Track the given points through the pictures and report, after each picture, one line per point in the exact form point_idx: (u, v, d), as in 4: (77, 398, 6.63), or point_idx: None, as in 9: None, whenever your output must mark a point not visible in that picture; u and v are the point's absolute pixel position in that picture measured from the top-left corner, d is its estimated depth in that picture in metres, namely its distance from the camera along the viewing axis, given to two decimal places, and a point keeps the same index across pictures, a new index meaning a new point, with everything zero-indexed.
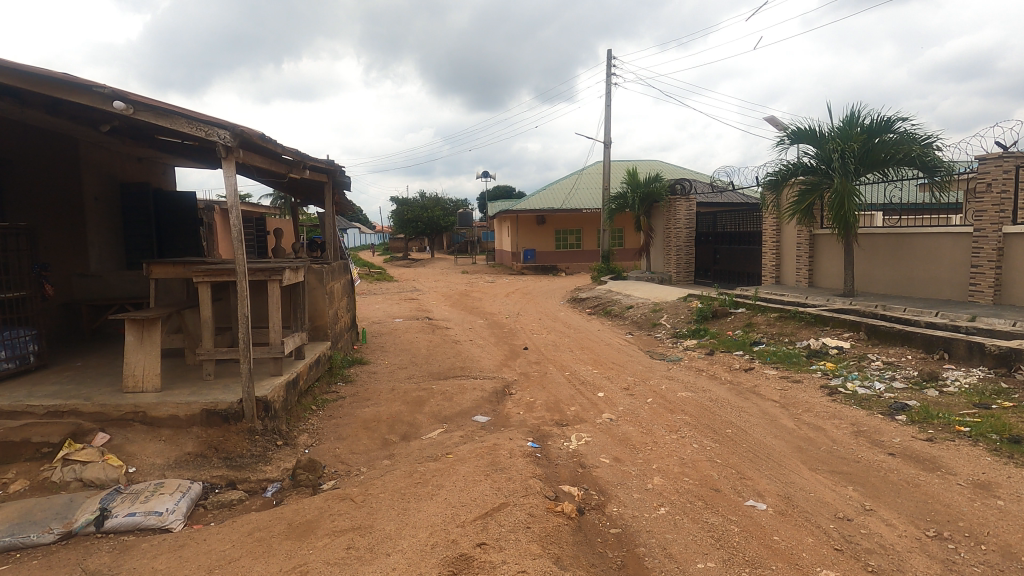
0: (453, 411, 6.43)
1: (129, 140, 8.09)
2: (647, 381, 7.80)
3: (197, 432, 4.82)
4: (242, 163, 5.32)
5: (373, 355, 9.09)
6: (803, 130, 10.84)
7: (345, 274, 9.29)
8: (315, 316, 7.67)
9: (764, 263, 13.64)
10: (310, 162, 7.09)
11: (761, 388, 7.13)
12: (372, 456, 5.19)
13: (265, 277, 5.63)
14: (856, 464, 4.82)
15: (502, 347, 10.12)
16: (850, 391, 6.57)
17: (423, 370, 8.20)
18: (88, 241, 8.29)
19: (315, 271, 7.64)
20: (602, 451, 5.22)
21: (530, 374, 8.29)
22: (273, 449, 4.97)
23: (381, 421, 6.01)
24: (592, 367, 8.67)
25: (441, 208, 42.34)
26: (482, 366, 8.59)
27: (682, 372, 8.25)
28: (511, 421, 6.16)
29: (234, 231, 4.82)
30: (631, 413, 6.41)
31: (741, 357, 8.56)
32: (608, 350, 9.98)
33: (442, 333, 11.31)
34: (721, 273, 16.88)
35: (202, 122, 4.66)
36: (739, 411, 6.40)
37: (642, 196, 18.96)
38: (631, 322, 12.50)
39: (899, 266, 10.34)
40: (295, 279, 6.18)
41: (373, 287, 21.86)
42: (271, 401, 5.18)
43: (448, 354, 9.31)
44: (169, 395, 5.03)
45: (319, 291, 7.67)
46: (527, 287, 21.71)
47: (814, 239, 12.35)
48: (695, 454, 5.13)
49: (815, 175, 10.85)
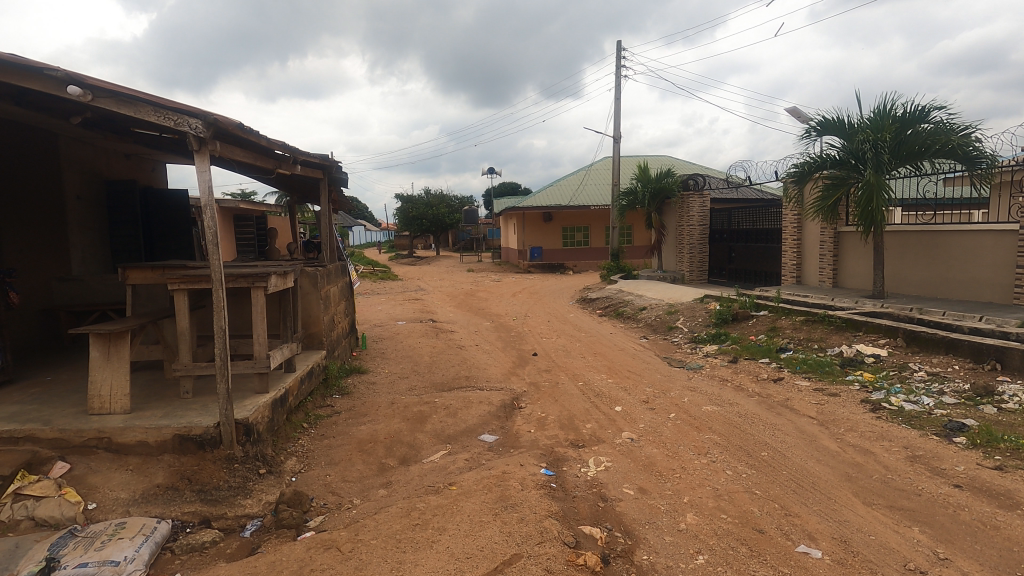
0: (457, 429, 5.85)
1: (111, 135, 7.51)
2: (668, 393, 7.19)
3: (168, 461, 4.28)
4: (220, 156, 4.75)
5: (373, 363, 8.54)
6: (829, 121, 10.17)
7: (343, 276, 8.74)
8: (309, 324, 7.13)
9: (784, 262, 12.99)
10: (302, 157, 6.52)
11: (795, 402, 6.50)
12: (366, 486, 4.63)
13: (248, 284, 5.06)
14: (917, 498, 4.21)
15: (509, 353, 9.54)
16: (896, 407, 5.94)
17: (425, 380, 7.63)
18: (70, 243, 7.82)
19: (309, 275, 7.08)
20: (625, 481, 4.63)
21: (540, 384, 7.70)
22: (255, 479, 4.42)
23: (378, 442, 5.45)
24: (607, 376, 8.07)
25: (447, 205, 41.80)
26: (489, 375, 8.01)
27: (705, 382, 7.64)
28: (521, 441, 5.59)
29: (208, 234, 4.25)
30: (653, 431, 5.81)
31: (768, 366, 7.94)
32: (623, 356, 9.37)
33: (446, 337, 10.74)
34: (737, 271, 16.22)
35: (168, 110, 4.08)
36: (773, 430, 5.78)
37: (654, 192, 18.31)
38: (645, 325, 11.88)
39: (934, 266, 9.67)
40: (284, 285, 5.61)
41: (377, 287, 21.37)
42: (253, 424, 4.62)
43: (452, 361, 8.74)
44: (138, 418, 4.49)
45: (313, 296, 7.13)
46: (535, 286, 21.12)
47: (839, 237, 11.69)
48: (730, 484, 4.55)
49: (842, 169, 10.19)
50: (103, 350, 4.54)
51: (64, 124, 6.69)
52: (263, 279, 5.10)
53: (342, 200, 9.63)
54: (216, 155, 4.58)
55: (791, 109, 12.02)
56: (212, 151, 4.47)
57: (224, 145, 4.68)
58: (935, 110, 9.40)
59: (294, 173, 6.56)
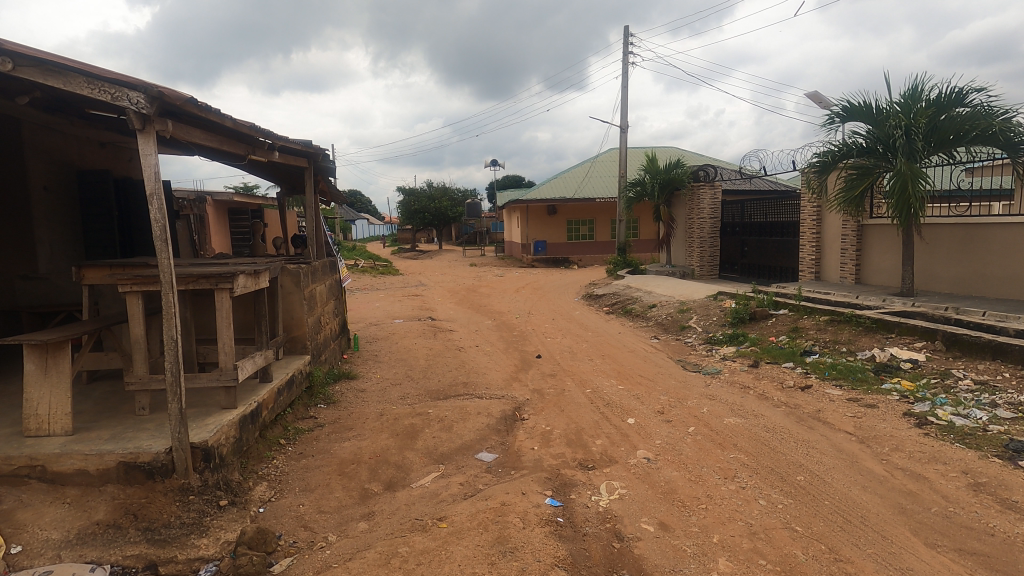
0: (452, 446, 5.24)
1: (77, 119, 6.90)
2: (685, 402, 6.54)
3: (110, 493, 3.66)
4: (175, 137, 4.11)
5: (364, 367, 7.95)
6: (856, 105, 9.46)
7: (332, 273, 8.14)
8: (292, 326, 6.53)
9: (802, 257, 12.30)
10: (280, 143, 5.89)
11: (828, 414, 5.84)
12: (344, 519, 4.01)
13: (211, 285, 4.44)
14: (990, 540, 3.56)
15: (512, 355, 8.91)
16: (944, 421, 5.29)
17: (420, 387, 7.02)
18: (38, 238, 7.21)
19: (290, 273, 6.47)
20: (643, 514, 3.99)
21: (544, 391, 7.07)
22: (213, 513, 3.80)
23: (361, 463, 4.83)
24: (617, 382, 7.42)
25: (450, 198, 41.06)
26: (489, 381, 7.38)
27: (725, 389, 6.98)
28: (523, 461, 4.98)
29: (155, 228, 3.62)
30: (672, 449, 5.17)
31: (793, 371, 7.29)
32: (633, 359, 8.73)
33: (445, 337, 10.13)
34: (750, 266, 15.54)
35: (106, 83, 3.46)
36: (807, 448, 5.12)
37: (662, 184, 17.53)
38: (655, 324, 11.24)
39: (968, 262, 8.98)
40: (257, 285, 5.00)
41: (376, 282, 20.76)
42: (214, 448, 3.99)
43: (449, 364, 8.13)
44: (80, 441, 3.88)
45: (296, 296, 6.52)
46: (538, 281, 20.48)
47: (862, 230, 11.00)
48: (765, 518, 3.92)
49: (869, 158, 9.49)
50: (39, 362, 3.93)
51: (23, 108, 6.05)
52: (230, 279, 4.48)
53: (333, 192, 9.03)
54: (169, 136, 3.95)
55: (811, 95, 11.28)
56: (162, 131, 3.83)
57: (178, 125, 4.04)
58: (973, 93, 8.68)
59: (272, 160, 5.94)
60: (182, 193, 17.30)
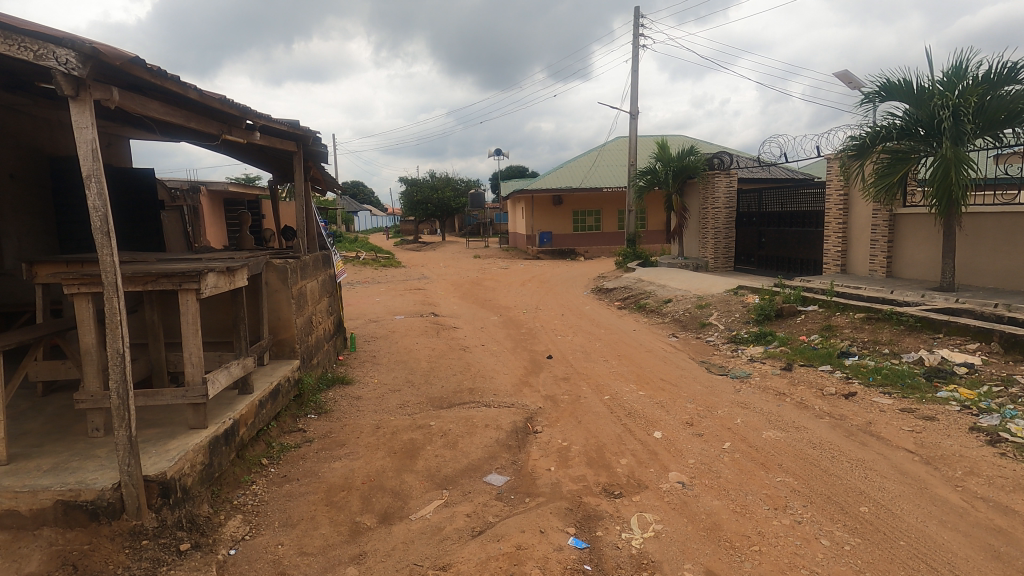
0: (458, 467, 4.59)
1: (40, 98, 6.24)
2: (715, 412, 5.87)
3: (45, 539, 3.03)
4: (124, 109, 3.44)
5: (361, 370, 7.32)
6: (895, 83, 8.70)
7: (327, 268, 7.49)
8: (280, 328, 5.89)
9: (826, 248, 11.59)
10: (261, 122, 5.21)
11: (881, 428, 5.18)
12: (330, 563, 3.37)
13: (173, 286, 3.77)
14: None
15: (520, 356, 8.26)
16: (1021, 438, 4.62)
17: (421, 394, 6.37)
18: (3, 231, 6.58)
19: (277, 269, 5.80)
20: (685, 559, 3.34)
21: (558, 398, 6.43)
22: (170, 562, 3.16)
23: (352, 490, 4.19)
24: (637, 388, 6.77)
25: (453, 188, 40.30)
26: (497, 386, 6.73)
27: (757, 396, 6.32)
28: (539, 485, 4.34)
29: (93, 217, 2.96)
30: (708, 471, 4.51)
31: (832, 376, 6.62)
32: (652, 359, 8.07)
33: (449, 335, 9.49)
34: (768, 258, 14.81)
35: (26, 37, 2.78)
36: (865, 471, 4.45)
37: (675, 172, 16.77)
38: (672, 320, 10.57)
39: (1017, 254, 8.25)
40: (232, 285, 4.34)
41: (377, 275, 20.13)
42: (174, 481, 3.35)
43: (453, 367, 7.48)
44: (12, 474, 3.24)
45: (284, 295, 5.86)
46: (544, 273, 19.82)
47: (895, 220, 10.28)
48: (834, 565, 3.27)
49: (907, 141, 8.75)
50: None
51: None
52: (195, 278, 3.81)
53: (327, 180, 8.36)
54: (113, 107, 3.29)
55: (840, 74, 10.49)
56: (104, 99, 3.16)
57: (125, 94, 3.37)
58: None
59: (253, 141, 5.26)
60: (175, 183, 16.66)
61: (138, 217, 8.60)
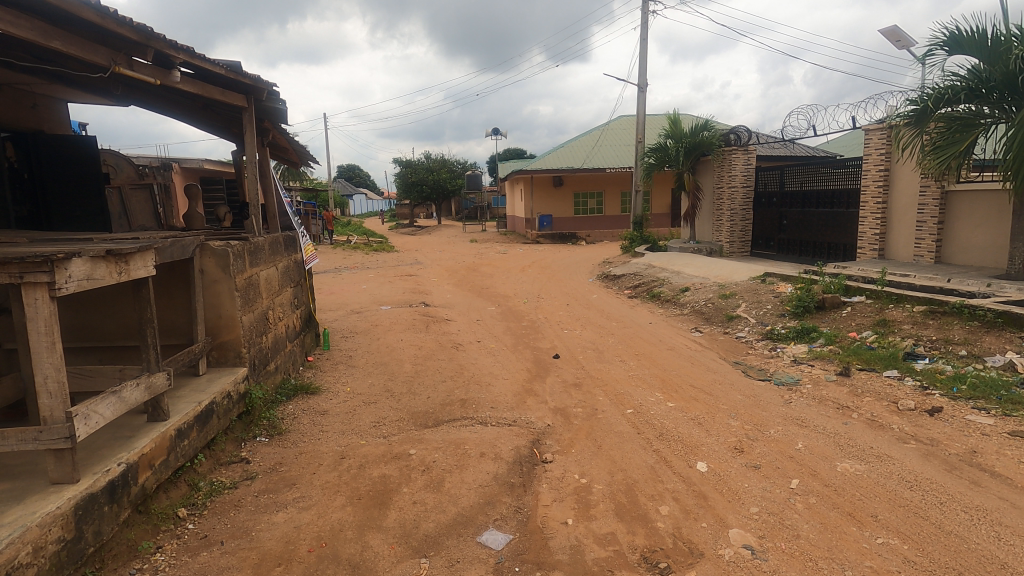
0: (443, 521, 3.41)
1: None
2: (767, 433, 4.70)
3: None
4: None
5: (332, 375, 6.12)
6: (965, 34, 7.49)
7: (291, 252, 6.26)
8: (221, 328, 4.67)
9: (863, 230, 10.39)
10: (183, 58, 3.92)
11: (992, 461, 4.00)
12: None
13: (12, 279, 2.53)
14: None
15: (522, 356, 7.06)
16: None
17: (401, 408, 5.18)
18: None
19: (215, 253, 4.55)
20: None
21: (570, 412, 5.25)
22: None
23: (293, 562, 3.00)
24: (665, 398, 5.58)
25: (450, 170, 38.80)
26: (495, 396, 5.53)
27: (814, 411, 5.15)
28: (553, 551, 3.16)
29: None
30: (782, 527, 3.33)
31: (904, 384, 5.44)
32: (676, 360, 6.90)
33: (439, 330, 8.28)
34: (790, 242, 13.60)
35: None
36: (996, 528, 3.27)
37: (688, 148, 15.45)
38: (692, 311, 9.38)
39: None
40: (123, 276, 3.09)
41: (368, 260, 18.90)
42: None
43: (443, 370, 6.29)
44: None
45: (225, 286, 4.61)
46: (545, 258, 18.60)
47: (946, 197, 9.10)
48: None
49: (975, 105, 7.52)
50: None
51: None
52: (45, 267, 2.55)
53: (293, 147, 7.11)
54: None
55: (887, 31, 9.24)
56: None
57: None
58: None
59: (171, 83, 3.99)
60: (144, 160, 15.29)
61: (77, 192, 7.27)
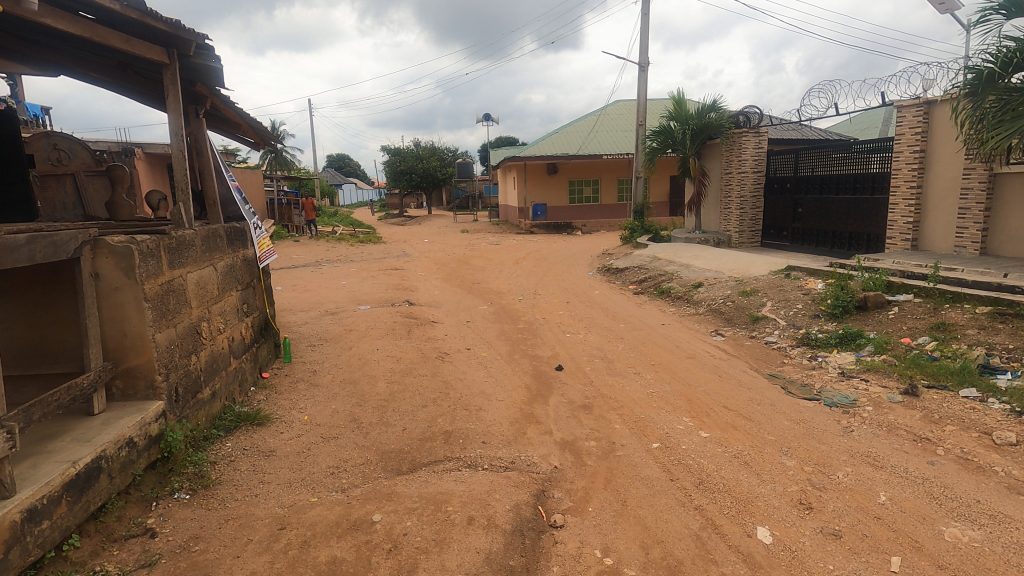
0: None
1: None
2: (836, 479, 3.67)
3: None
4: None
5: (288, 397, 5.02)
6: None
7: (236, 247, 5.11)
8: (126, 351, 3.54)
9: (895, 218, 9.37)
10: None
11: None
12: None
13: None
14: None
15: (520, 368, 5.99)
16: None
17: (369, 446, 4.10)
18: None
19: (114, 253, 3.43)
20: None
21: (581, 447, 4.18)
22: None
23: None
24: (697, 427, 4.52)
25: (439, 157, 37.42)
26: (488, 427, 4.46)
27: (887, 444, 4.12)
28: None
29: None
30: None
31: (992, 408, 4.41)
32: (701, 372, 5.86)
33: (423, 335, 7.18)
34: (806, 232, 12.60)
35: None
36: None
37: (695, 131, 14.25)
38: (709, 310, 8.34)
39: None
40: None
41: (353, 253, 17.68)
42: None
43: (424, 389, 5.19)
44: None
45: (131, 295, 3.49)
46: (541, 250, 17.49)
47: (994, 180, 8.11)
48: None
49: None
50: None
51: None
52: None
53: (246, 123, 5.97)
54: None
55: None
56: None
57: None
58: None
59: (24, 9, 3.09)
60: (102, 146, 13.98)
61: None
